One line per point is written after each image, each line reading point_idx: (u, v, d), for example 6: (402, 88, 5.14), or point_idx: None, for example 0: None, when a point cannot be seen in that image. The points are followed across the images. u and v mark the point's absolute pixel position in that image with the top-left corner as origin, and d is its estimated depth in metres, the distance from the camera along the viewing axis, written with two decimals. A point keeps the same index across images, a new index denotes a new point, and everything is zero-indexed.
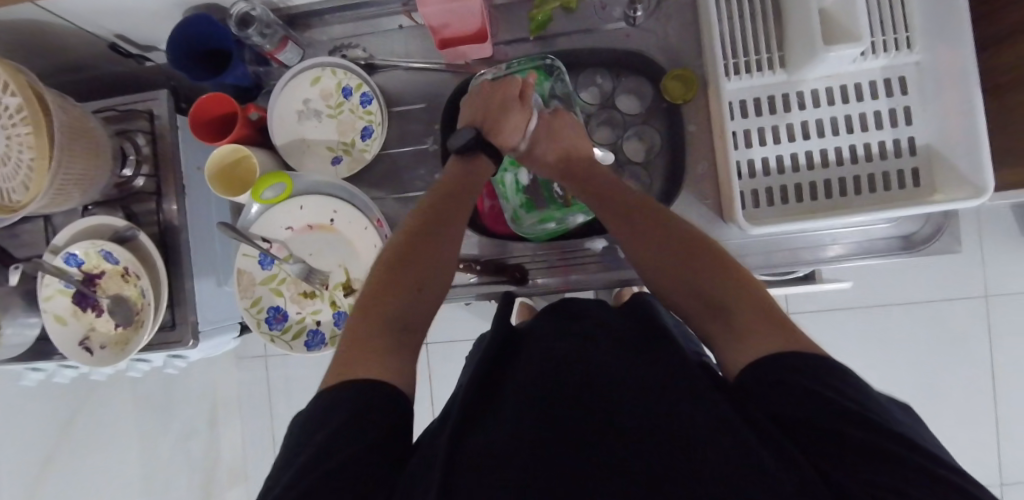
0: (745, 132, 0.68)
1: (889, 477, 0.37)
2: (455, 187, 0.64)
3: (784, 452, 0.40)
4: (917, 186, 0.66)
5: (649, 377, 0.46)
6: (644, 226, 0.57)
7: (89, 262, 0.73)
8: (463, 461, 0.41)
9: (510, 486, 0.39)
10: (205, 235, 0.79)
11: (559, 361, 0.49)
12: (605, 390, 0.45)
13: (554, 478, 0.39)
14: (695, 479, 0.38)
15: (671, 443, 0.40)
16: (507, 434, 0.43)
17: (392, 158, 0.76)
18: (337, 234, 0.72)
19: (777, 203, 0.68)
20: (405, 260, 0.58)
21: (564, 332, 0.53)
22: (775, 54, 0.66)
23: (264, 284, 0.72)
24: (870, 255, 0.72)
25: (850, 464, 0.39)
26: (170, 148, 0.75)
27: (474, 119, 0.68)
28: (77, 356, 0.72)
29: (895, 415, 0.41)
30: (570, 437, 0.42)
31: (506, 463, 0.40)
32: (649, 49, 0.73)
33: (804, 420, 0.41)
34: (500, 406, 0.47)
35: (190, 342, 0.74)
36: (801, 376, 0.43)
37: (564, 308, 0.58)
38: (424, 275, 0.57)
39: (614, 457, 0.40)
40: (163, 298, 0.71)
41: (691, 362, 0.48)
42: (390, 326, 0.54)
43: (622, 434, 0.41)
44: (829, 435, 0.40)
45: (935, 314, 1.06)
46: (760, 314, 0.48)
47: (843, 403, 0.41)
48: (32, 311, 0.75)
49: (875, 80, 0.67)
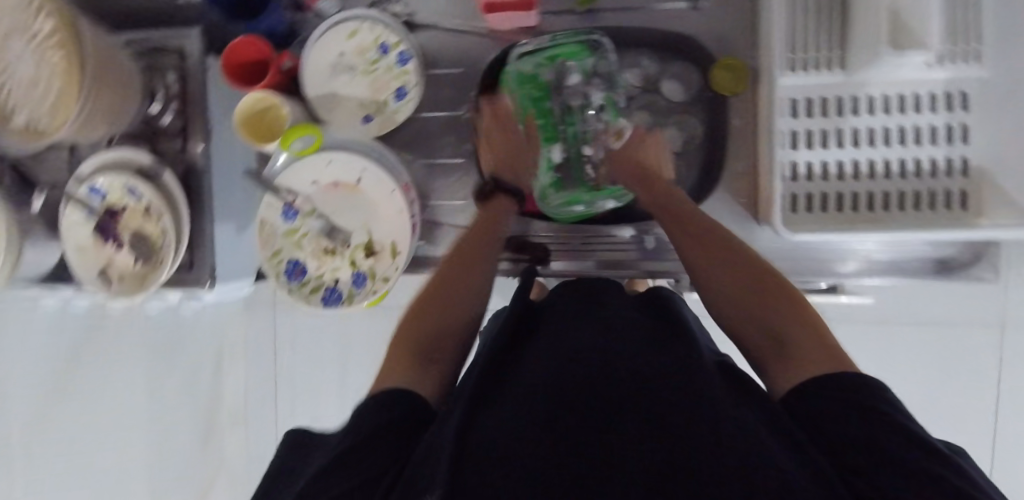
0: (793, 133, 0.66)
1: (895, 482, 0.37)
2: (484, 226, 0.66)
3: (796, 453, 0.38)
4: (963, 208, 0.64)
5: (652, 372, 0.43)
6: (692, 237, 0.59)
7: (112, 196, 0.72)
8: (463, 453, 0.38)
9: (511, 484, 0.35)
10: (229, 180, 0.78)
11: (563, 352, 0.47)
12: (609, 382, 0.42)
13: (554, 477, 0.35)
14: (696, 478, 0.35)
15: (670, 444, 0.37)
16: (507, 424, 0.40)
17: (422, 122, 0.75)
18: (361, 194, 0.70)
19: (816, 210, 0.66)
20: (444, 287, 0.58)
21: (571, 323, 0.51)
22: (836, 52, 0.64)
23: (285, 238, 0.71)
24: (904, 275, 0.71)
25: (858, 466, 0.38)
26: (200, 88, 0.74)
27: (495, 166, 0.71)
28: (96, 285, 0.73)
29: (910, 421, 0.40)
30: (571, 435, 0.38)
31: (505, 463, 0.37)
32: (700, 34, 0.71)
33: (829, 423, 0.41)
34: (502, 395, 0.44)
35: (207, 284, 0.74)
36: (836, 388, 0.42)
37: (573, 293, 0.57)
38: (458, 298, 0.58)
39: (616, 455, 0.36)
40: (184, 239, 0.71)
41: (709, 371, 0.45)
42: (420, 344, 0.53)
43: (624, 435, 0.38)
44: (846, 441, 0.40)
45: (953, 337, 1.04)
46: (806, 332, 0.48)
47: (867, 404, 0.41)
48: (53, 239, 0.75)
49: (936, 93, 0.63)
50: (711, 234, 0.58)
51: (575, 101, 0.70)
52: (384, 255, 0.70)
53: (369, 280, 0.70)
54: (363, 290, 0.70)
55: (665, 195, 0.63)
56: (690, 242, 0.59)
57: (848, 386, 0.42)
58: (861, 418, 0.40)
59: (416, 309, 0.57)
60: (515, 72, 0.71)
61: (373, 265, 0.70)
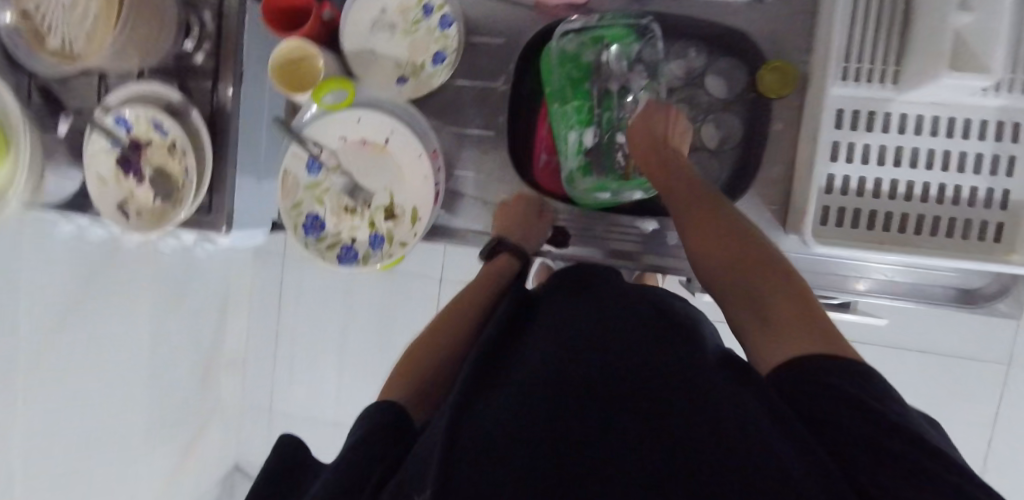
0: (834, 144, 0.64)
1: (896, 481, 0.34)
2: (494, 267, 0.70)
3: (800, 449, 0.35)
4: (996, 241, 0.63)
5: (650, 370, 0.41)
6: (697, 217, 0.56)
7: (138, 129, 0.71)
8: (455, 439, 0.35)
9: (505, 481, 0.33)
10: (255, 126, 0.77)
11: (556, 349, 0.45)
12: (602, 382, 0.40)
13: (551, 475, 0.33)
14: (693, 479, 0.33)
15: (671, 443, 0.35)
16: (499, 415, 0.37)
17: (457, 89, 0.73)
18: (388, 156, 0.70)
19: (846, 225, 0.65)
20: (454, 322, 0.62)
21: (566, 318, 0.50)
22: (891, 67, 0.62)
23: (307, 191, 0.71)
24: (925, 300, 0.69)
25: (860, 464, 0.36)
26: (234, 28, 0.72)
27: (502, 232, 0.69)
28: (114, 218, 0.72)
29: (908, 418, 0.38)
30: (568, 433, 0.36)
31: (499, 461, 0.34)
32: (755, 31, 0.67)
33: (830, 418, 0.38)
34: (495, 385, 0.42)
35: (224, 229, 0.74)
36: (830, 376, 0.40)
37: (572, 290, 0.55)
38: (464, 339, 0.61)
39: (613, 455, 0.34)
40: (206, 180, 0.71)
41: (710, 368, 0.42)
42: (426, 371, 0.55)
43: (621, 433, 0.36)
44: (847, 441, 0.37)
45: (960, 370, 1.03)
46: (799, 315, 0.46)
47: (867, 402, 0.38)
48: (74, 166, 0.74)
49: (987, 120, 0.62)
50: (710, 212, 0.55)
51: (614, 85, 0.73)
52: (403, 220, 0.70)
53: (386, 244, 0.70)
54: (379, 252, 0.70)
55: (676, 173, 0.61)
56: (691, 220, 0.56)
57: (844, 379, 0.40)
58: (854, 413, 0.38)
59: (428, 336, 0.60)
60: (559, 51, 0.70)
61: (392, 229, 0.70)
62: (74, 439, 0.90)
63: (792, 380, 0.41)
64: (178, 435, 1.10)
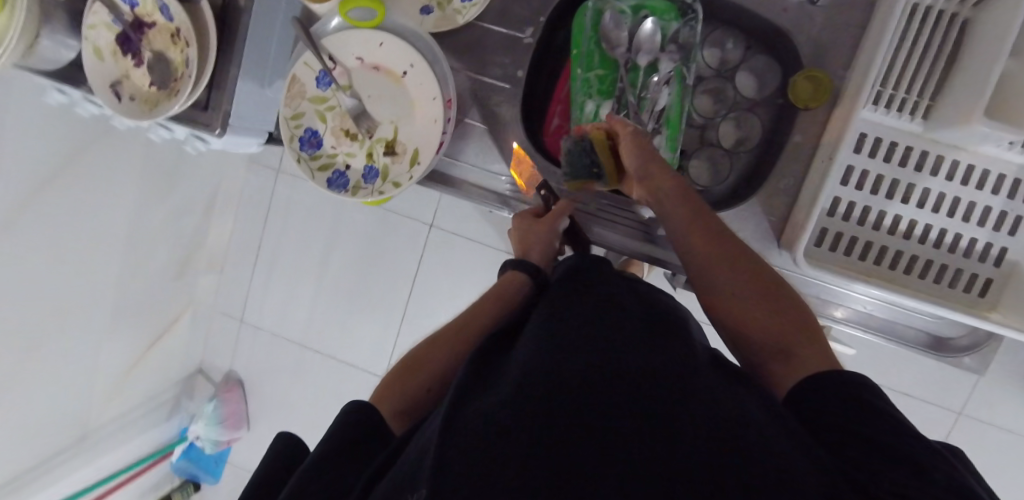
0: (848, 167, 0.63)
1: (908, 481, 0.36)
2: (493, 298, 0.61)
3: (801, 452, 0.36)
4: (980, 296, 0.63)
5: (653, 365, 0.41)
6: (711, 225, 0.55)
7: (144, 8, 0.69)
8: (449, 437, 0.36)
9: (500, 479, 0.33)
10: (268, 28, 0.73)
11: (546, 340, 0.44)
12: (596, 371, 0.40)
13: (550, 475, 0.34)
14: (679, 478, 0.34)
15: (669, 442, 0.35)
16: (490, 413, 0.37)
17: (483, 32, 0.70)
18: (403, 89, 0.69)
19: (839, 252, 0.64)
20: (445, 341, 0.58)
21: (551, 310, 0.48)
22: (925, 101, 0.60)
23: (312, 103, 0.68)
24: (898, 342, 0.69)
25: (853, 461, 0.38)
26: None
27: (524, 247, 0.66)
28: (103, 97, 0.68)
29: (903, 415, 0.41)
30: (566, 433, 0.36)
31: (494, 463, 0.34)
32: (799, 36, 0.64)
33: (827, 423, 0.41)
34: (495, 377, 0.42)
35: (216, 131, 0.71)
36: (835, 392, 0.42)
37: (576, 275, 0.53)
38: (455, 352, 0.57)
39: (607, 457, 0.35)
40: (206, 76, 0.67)
41: (699, 362, 0.43)
42: (428, 380, 0.54)
43: (618, 432, 0.36)
44: (849, 442, 0.39)
45: (917, 410, 1.04)
46: (787, 313, 0.50)
47: (866, 400, 0.41)
48: (72, 35, 0.70)
49: (1004, 174, 0.61)
50: (716, 229, 0.55)
51: (643, 60, 0.67)
52: (403, 159, 0.69)
53: (380, 179, 0.69)
54: (371, 186, 0.69)
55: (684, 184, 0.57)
56: (687, 226, 0.55)
57: (839, 396, 0.42)
58: (851, 411, 0.40)
59: (416, 360, 0.56)
60: (595, 13, 0.67)
61: (389, 165, 0.69)
62: (48, 313, 0.87)
63: (798, 394, 0.44)
64: (145, 322, 1.10)
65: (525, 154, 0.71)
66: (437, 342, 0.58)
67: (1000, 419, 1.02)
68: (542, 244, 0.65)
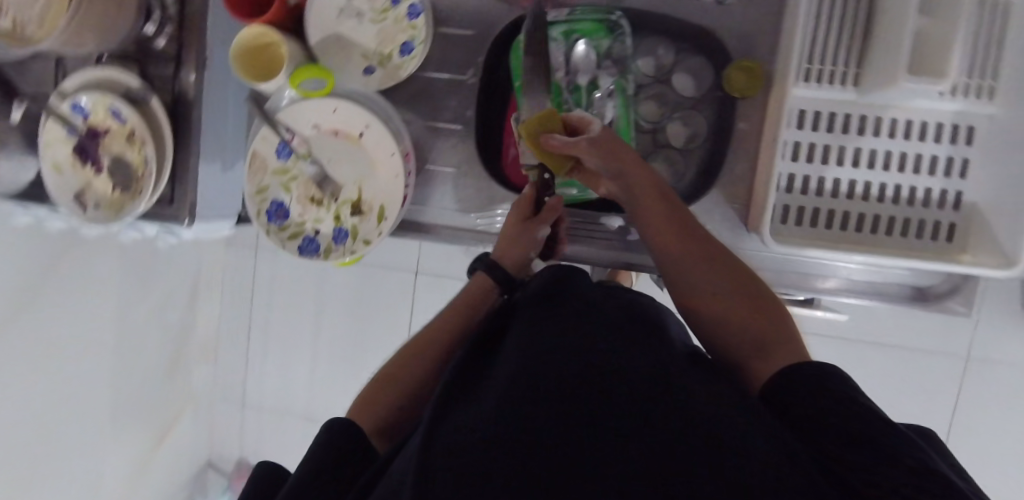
0: (796, 144, 0.65)
1: (890, 478, 0.36)
2: (464, 307, 0.63)
3: (774, 445, 0.37)
4: (949, 241, 0.65)
5: (639, 369, 0.42)
6: (681, 225, 0.57)
7: (95, 116, 0.69)
8: (438, 445, 0.37)
9: (498, 478, 0.34)
10: (221, 114, 0.76)
11: (536, 341, 0.45)
12: (591, 370, 0.41)
13: (545, 476, 0.34)
14: (679, 478, 0.34)
15: (662, 442, 0.36)
16: (484, 415, 0.38)
17: (427, 81, 0.73)
18: (362, 149, 0.70)
19: (806, 225, 0.66)
20: (421, 347, 0.60)
21: (534, 314, 0.49)
22: (852, 69, 0.63)
23: (275, 176, 0.70)
24: (881, 298, 0.70)
25: (830, 455, 0.39)
26: (199, 14, 0.70)
27: (501, 252, 0.65)
28: (68, 208, 0.70)
29: (879, 409, 0.41)
30: (558, 435, 0.36)
31: (487, 464, 0.35)
32: (722, 32, 0.68)
33: (802, 412, 0.42)
34: (482, 386, 0.43)
35: (186, 221, 0.72)
36: (813, 380, 0.43)
37: (554, 274, 0.55)
38: (431, 358, 0.59)
39: (602, 460, 0.35)
40: (166, 169, 0.69)
41: (680, 362, 0.44)
42: (407, 388, 0.57)
43: (611, 435, 0.36)
44: (835, 436, 0.39)
45: (923, 362, 1.06)
46: (764, 309, 0.52)
47: (839, 390, 0.42)
48: (30, 154, 0.72)
49: (943, 123, 0.64)
50: (684, 229, 0.56)
51: (583, 79, 0.69)
52: (370, 216, 0.70)
53: (350, 239, 0.70)
54: (342, 247, 0.70)
55: (655, 191, 0.58)
56: (657, 227, 0.57)
57: (809, 385, 0.43)
58: (820, 403, 0.41)
59: (394, 370, 0.58)
60: None
61: (357, 224, 0.70)
62: None
63: (773, 384, 0.45)
64: (143, 425, 1.08)
65: (489, 187, 0.73)
66: (413, 349, 0.60)
67: (1006, 357, 1.03)
68: (515, 257, 0.64)
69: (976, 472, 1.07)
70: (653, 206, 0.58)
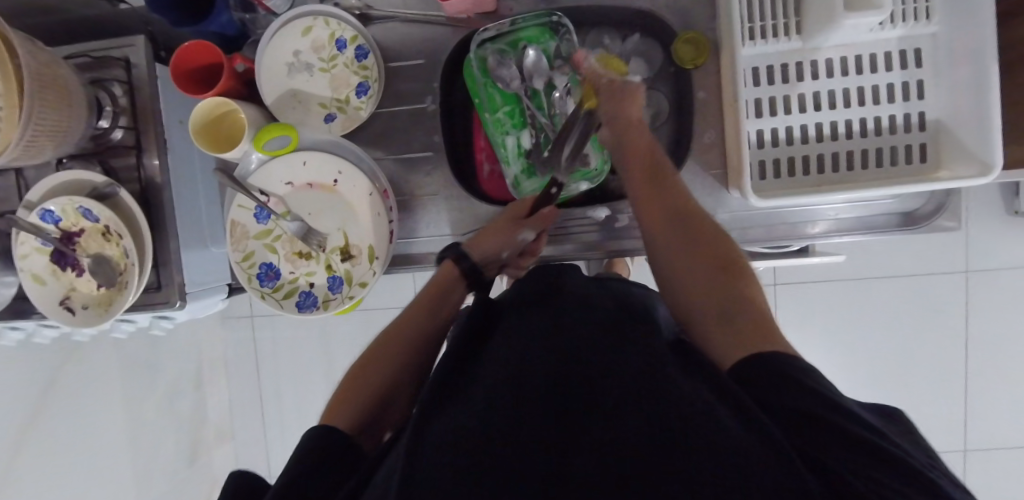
0: (756, 101, 0.67)
1: (870, 472, 0.36)
2: (432, 300, 0.63)
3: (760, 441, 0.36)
4: (924, 161, 0.66)
5: (626, 373, 0.42)
6: (664, 196, 0.59)
7: (68, 219, 0.69)
8: (427, 452, 0.39)
9: (491, 480, 0.36)
10: (193, 191, 0.76)
11: (532, 340, 0.47)
12: (589, 369, 0.43)
13: (533, 477, 0.36)
14: (674, 478, 0.35)
15: (647, 447, 0.36)
16: (476, 417, 0.40)
17: (387, 117, 0.73)
18: (338, 196, 0.70)
19: (784, 176, 0.67)
20: (395, 342, 0.59)
21: (529, 313, 0.51)
22: (793, 19, 0.65)
23: (258, 240, 0.70)
24: (871, 231, 0.70)
25: (807, 442, 0.38)
26: (150, 99, 0.70)
27: (478, 241, 0.67)
28: (57, 317, 0.68)
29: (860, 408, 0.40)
30: (546, 438, 0.38)
31: (476, 465, 0.37)
32: (660, 9, 0.70)
33: (779, 398, 0.40)
34: (471, 388, 0.44)
35: (177, 303, 0.71)
36: (795, 369, 0.42)
37: (545, 272, 0.58)
38: (404, 352, 0.58)
39: (587, 467, 0.36)
40: (149, 259, 0.67)
41: (664, 356, 0.44)
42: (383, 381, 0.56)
43: (598, 442, 0.38)
44: (812, 428, 0.38)
45: (926, 285, 1.07)
46: (735, 280, 0.52)
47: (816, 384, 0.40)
48: (7, 270, 0.71)
49: (891, 51, 0.65)
50: (660, 204, 0.59)
51: (540, 83, 0.70)
52: (361, 259, 0.70)
53: (346, 284, 0.70)
54: (340, 294, 0.70)
55: (644, 164, 0.62)
56: (644, 202, 0.60)
57: (776, 374, 0.42)
58: (804, 394, 0.40)
59: (368, 362, 0.57)
60: (480, 61, 0.70)
61: (350, 269, 0.70)
62: None
63: (743, 369, 0.44)
64: None
65: (471, 206, 0.73)
66: (386, 342, 0.59)
67: (1003, 262, 1.05)
68: (487, 253, 0.67)
69: (1001, 384, 1.07)
70: (636, 177, 0.61)
